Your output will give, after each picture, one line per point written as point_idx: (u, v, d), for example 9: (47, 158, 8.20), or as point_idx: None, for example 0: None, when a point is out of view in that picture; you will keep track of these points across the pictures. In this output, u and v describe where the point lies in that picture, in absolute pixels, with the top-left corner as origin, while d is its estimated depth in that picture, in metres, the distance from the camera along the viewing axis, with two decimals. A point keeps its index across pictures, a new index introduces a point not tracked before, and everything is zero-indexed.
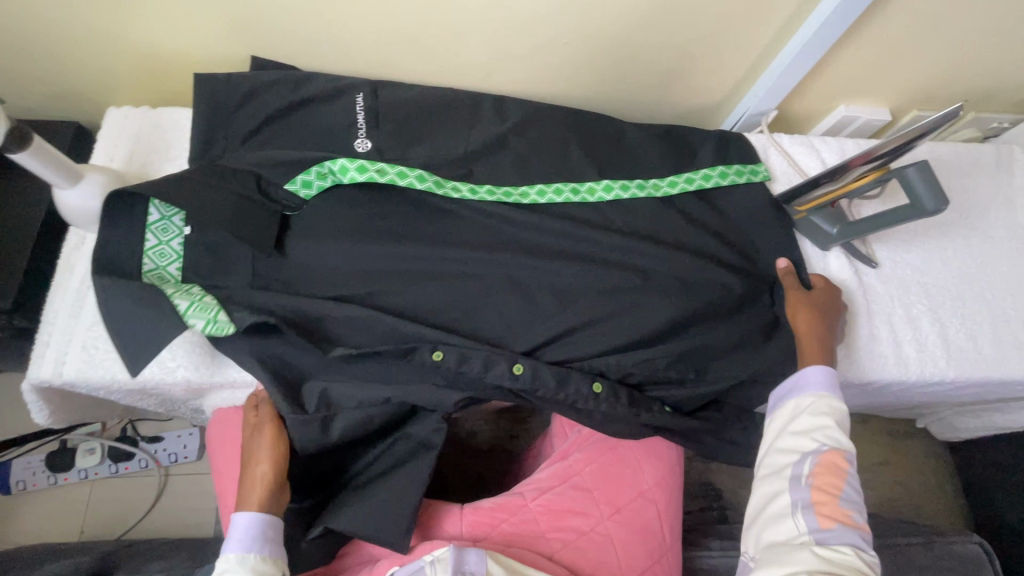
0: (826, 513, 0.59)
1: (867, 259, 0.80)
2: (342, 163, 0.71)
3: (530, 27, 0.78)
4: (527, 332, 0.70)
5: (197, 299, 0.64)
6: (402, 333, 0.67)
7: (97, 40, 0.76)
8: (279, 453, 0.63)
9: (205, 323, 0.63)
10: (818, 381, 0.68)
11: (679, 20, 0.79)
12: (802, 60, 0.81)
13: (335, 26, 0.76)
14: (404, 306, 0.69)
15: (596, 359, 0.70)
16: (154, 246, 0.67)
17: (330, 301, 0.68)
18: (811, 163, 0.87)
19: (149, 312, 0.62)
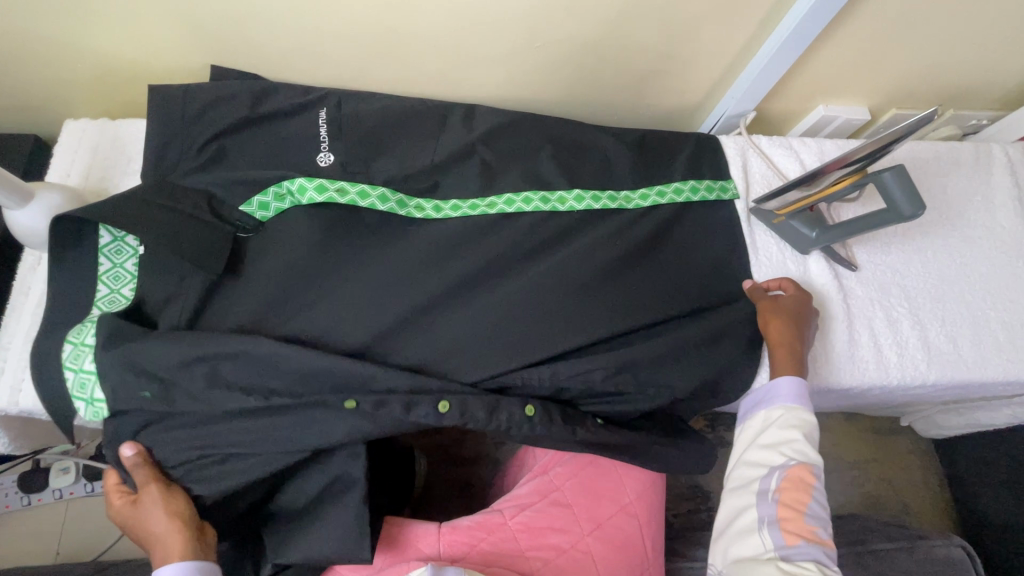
0: (791, 530, 0.62)
1: (847, 262, 0.79)
2: (300, 183, 0.69)
3: (499, 32, 0.76)
4: (487, 350, 0.68)
5: (79, 371, 0.61)
6: (322, 367, 0.62)
7: (48, 52, 0.73)
8: (175, 512, 0.60)
9: (84, 406, 0.61)
10: (788, 394, 0.69)
11: (651, 23, 0.77)
12: (778, 61, 0.80)
13: (298, 34, 0.74)
14: (348, 329, 0.67)
15: (544, 378, 0.68)
16: (108, 270, 0.67)
17: (242, 334, 0.62)
18: (790, 165, 0.86)
19: (64, 365, 0.61)
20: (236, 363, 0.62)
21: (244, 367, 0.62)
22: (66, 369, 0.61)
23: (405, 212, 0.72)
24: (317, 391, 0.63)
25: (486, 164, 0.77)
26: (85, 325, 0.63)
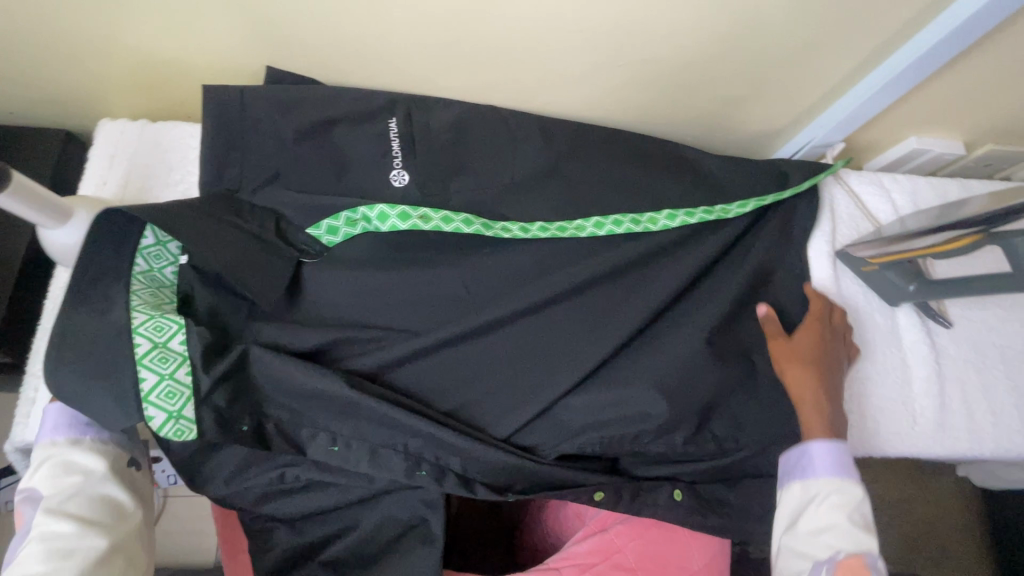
0: None
1: (941, 318, 0.73)
2: (381, 210, 0.65)
3: (582, 47, 0.69)
4: (562, 386, 0.64)
5: (166, 378, 0.55)
6: (390, 419, 0.60)
7: (88, 45, 0.66)
8: None
9: (166, 420, 0.55)
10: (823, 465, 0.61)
11: (751, 44, 0.70)
12: (886, 92, 0.72)
13: (363, 40, 0.67)
14: (424, 370, 0.64)
15: (615, 438, 0.65)
16: (145, 272, 0.59)
17: (315, 373, 0.59)
18: (879, 207, 0.79)
19: (145, 364, 0.54)
20: (309, 408, 0.61)
21: (315, 407, 0.61)
22: (148, 369, 0.54)
23: (491, 234, 0.67)
24: (384, 441, 0.61)
25: (560, 191, 0.71)
26: (166, 323, 0.56)
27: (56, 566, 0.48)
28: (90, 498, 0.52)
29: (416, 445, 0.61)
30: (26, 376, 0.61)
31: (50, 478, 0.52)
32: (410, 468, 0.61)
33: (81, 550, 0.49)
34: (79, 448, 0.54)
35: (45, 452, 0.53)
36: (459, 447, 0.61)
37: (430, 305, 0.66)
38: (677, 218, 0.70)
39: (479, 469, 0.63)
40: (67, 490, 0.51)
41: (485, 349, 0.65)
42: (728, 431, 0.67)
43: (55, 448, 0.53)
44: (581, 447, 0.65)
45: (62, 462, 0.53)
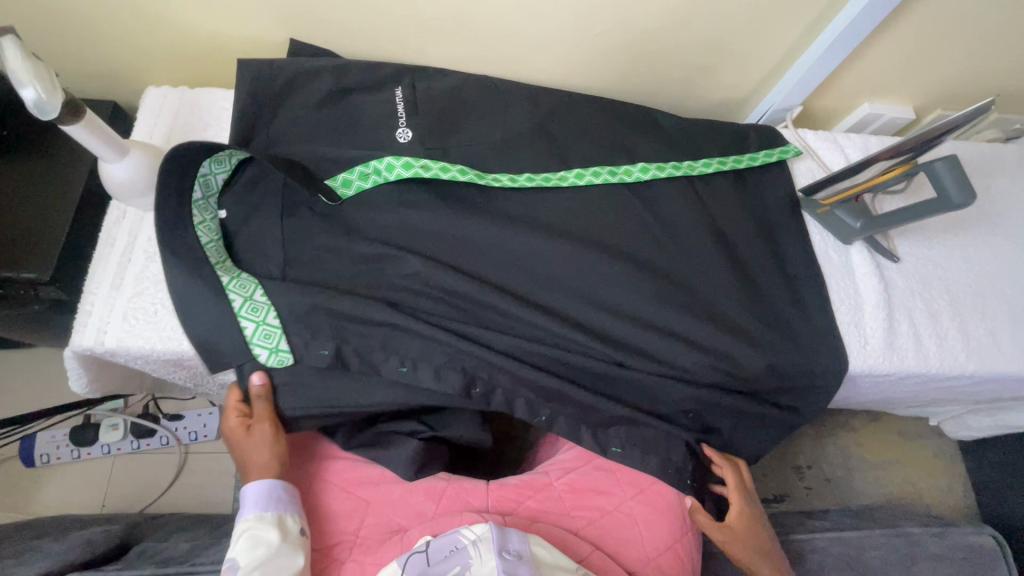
0: None
1: (889, 253, 0.81)
2: (388, 161, 0.75)
3: (564, 19, 0.79)
4: (554, 298, 0.74)
5: (261, 323, 0.67)
6: (453, 343, 0.70)
7: (141, 22, 0.78)
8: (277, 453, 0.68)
9: (268, 353, 0.67)
10: None
11: (712, 13, 0.80)
12: (834, 53, 0.82)
13: (375, 14, 0.78)
14: (469, 287, 0.72)
15: (608, 351, 0.72)
16: (202, 222, 0.69)
17: (379, 306, 0.68)
18: (835, 159, 0.88)
19: (242, 316, 0.66)
20: (333, 321, 0.68)
21: (383, 333, 0.69)
22: (244, 319, 0.66)
23: (485, 183, 0.77)
24: (447, 362, 0.70)
25: (549, 145, 0.81)
26: (249, 281, 0.68)
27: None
28: (272, 566, 0.59)
29: (476, 365, 0.71)
30: (83, 296, 0.70)
31: (246, 550, 0.60)
32: (466, 385, 0.71)
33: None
34: (268, 523, 0.62)
35: (247, 527, 0.62)
36: (502, 363, 0.70)
37: (435, 241, 0.75)
38: (650, 171, 0.81)
39: (511, 384, 0.72)
40: (257, 562, 0.59)
41: (482, 279, 0.74)
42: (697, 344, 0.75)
43: (253, 522, 0.63)
44: (570, 361, 0.72)
45: (256, 536, 0.61)
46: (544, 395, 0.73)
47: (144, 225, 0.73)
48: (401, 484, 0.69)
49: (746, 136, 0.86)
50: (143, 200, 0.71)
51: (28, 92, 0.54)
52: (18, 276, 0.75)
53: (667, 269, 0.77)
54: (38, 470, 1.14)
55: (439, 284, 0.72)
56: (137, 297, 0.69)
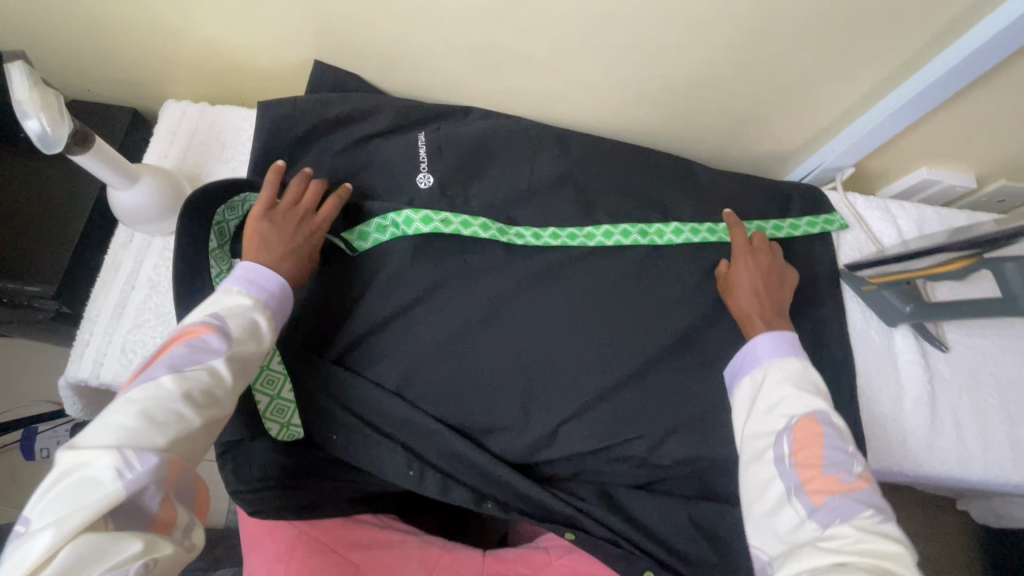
0: (818, 490, 0.52)
1: (938, 341, 0.75)
2: (407, 215, 0.70)
3: (607, 59, 0.74)
4: (566, 364, 0.69)
5: (275, 398, 0.65)
6: (451, 447, 0.67)
7: (165, 35, 0.75)
8: (299, 246, 0.62)
9: (280, 428, 0.65)
10: (768, 352, 0.63)
11: (766, 66, 0.74)
12: (901, 116, 0.76)
13: (407, 43, 0.74)
14: (480, 355, 0.69)
15: (616, 431, 0.68)
16: (218, 274, 0.66)
17: (382, 394, 0.67)
18: (886, 232, 0.81)
19: (258, 390, 0.63)
20: (341, 414, 0.66)
21: (377, 427, 0.67)
22: (259, 393, 0.63)
23: (504, 240, 0.72)
24: (447, 469, 0.67)
25: (578, 193, 0.77)
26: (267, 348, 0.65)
27: (209, 394, 0.48)
28: (245, 370, 0.52)
29: (473, 468, 0.67)
30: (84, 322, 0.68)
31: (243, 331, 0.52)
32: (477, 499, 0.66)
33: (223, 403, 0.49)
34: (258, 309, 0.54)
35: (246, 308, 0.54)
36: (498, 476, 0.66)
37: (449, 303, 0.71)
38: (682, 234, 0.76)
39: (510, 496, 0.67)
40: (241, 349, 0.51)
41: (496, 357, 0.69)
42: (713, 430, 0.70)
43: (256, 312, 0.54)
44: (575, 445, 0.68)
45: (244, 319, 0.53)
46: (548, 507, 0.66)
47: (150, 252, 0.70)
48: (403, 549, 0.65)
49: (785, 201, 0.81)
50: (152, 227, 0.68)
51: (31, 124, 0.51)
52: (22, 288, 0.73)
53: (692, 340, 0.73)
54: (38, 462, 1.14)
55: (440, 351, 0.69)
56: (137, 330, 0.67)
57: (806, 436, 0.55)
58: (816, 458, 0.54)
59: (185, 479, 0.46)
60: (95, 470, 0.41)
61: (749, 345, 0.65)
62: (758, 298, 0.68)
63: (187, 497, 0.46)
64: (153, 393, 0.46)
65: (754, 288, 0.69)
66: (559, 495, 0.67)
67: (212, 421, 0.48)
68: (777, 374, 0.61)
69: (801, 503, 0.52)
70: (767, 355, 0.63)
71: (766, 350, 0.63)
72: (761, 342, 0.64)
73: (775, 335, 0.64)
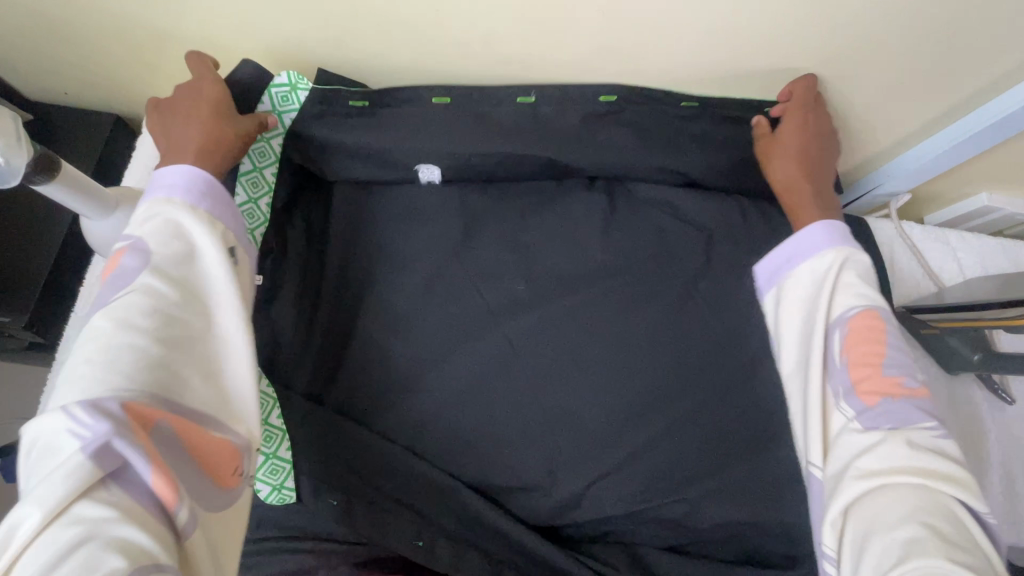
0: (870, 390, 0.51)
1: (1004, 393, 0.68)
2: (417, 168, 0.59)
3: (646, 72, 0.65)
4: (594, 416, 0.63)
5: (267, 457, 0.58)
6: (471, 512, 0.59)
7: (149, 38, 0.66)
8: (213, 128, 0.57)
9: (270, 490, 0.58)
10: (823, 240, 0.59)
11: (823, 84, 0.66)
12: (970, 144, 0.68)
13: (419, 53, 0.65)
14: (501, 406, 0.62)
15: (648, 491, 0.62)
16: None
17: (397, 448, 0.60)
18: (945, 266, 0.74)
19: None
20: (345, 477, 0.59)
21: (386, 490, 0.59)
22: None
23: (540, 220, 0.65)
24: (464, 537, 0.60)
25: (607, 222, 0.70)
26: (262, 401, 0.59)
27: (149, 313, 0.45)
28: (188, 271, 0.49)
29: (494, 534, 0.59)
30: (55, 364, 0.62)
31: (162, 236, 0.49)
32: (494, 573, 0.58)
33: (173, 314, 0.46)
34: (181, 207, 0.51)
35: (158, 208, 0.51)
36: (521, 545, 0.59)
37: (465, 345, 0.64)
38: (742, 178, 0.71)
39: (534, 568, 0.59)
40: (172, 255, 0.48)
41: (516, 406, 0.62)
42: (755, 490, 0.63)
43: (179, 214, 0.50)
44: (606, 508, 0.61)
45: (169, 222, 0.50)
46: None
47: None
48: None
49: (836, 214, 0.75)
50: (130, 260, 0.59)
51: None
52: None
53: (734, 388, 0.66)
54: None
55: (458, 399, 0.62)
56: None
57: (862, 332, 0.54)
58: (876, 356, 0.52)
59: (168, 433, 0.42)
60: (53, 435, 0.39)
61: (791, 237, 0.61)
62: (797, 173, 0.65)
63: (179, 457, 0.42)
64: (94, 340, 0.43)
65: (798, 115, 0.64)
66: (587, 564, 0.59)
67: (160, 337, 0.45)
68: (837, 267, 0.58)
69: (850, 406, 0.52)
70: (823, 242, 0.59)
71: (811, 241, 0.60)
72: (815, 231, 0.60)
73: (814, 228, 0.60)
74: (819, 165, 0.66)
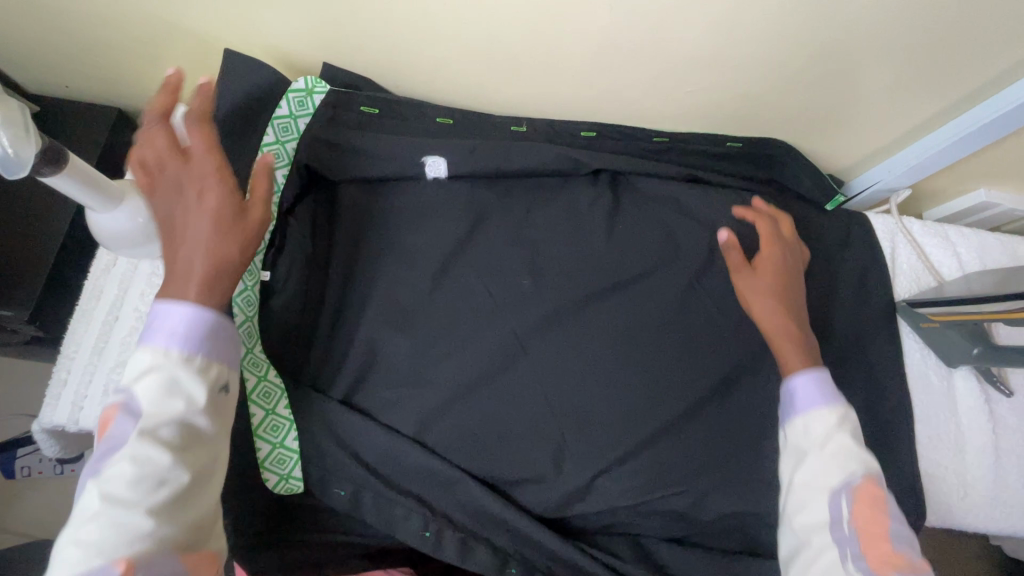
0: (880, 558, 0.44)
1: (1002, 386, 0.69)
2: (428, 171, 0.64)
3: (650, 66, 0.65)
4: (597, 409, 0.63)
5: (276, 446, 0.58)
6: (481, 507, 0.59)
7: (150, 30, 0.66)
8: (245, 238, 0.45)
9: (277, 480, 0.58)
10: (814, 394, 0.54)
11: (827, 79, 0.66)
12: (979, 136, 0.67)
13: (421, 47, 0.64)
14: (507, 400, 0.62)
15: (651, 484, 0.62)
16: (241, 291, 0.60)
17: (406, 443, 0.59)
18: (944, 261, 0.75)
19: (262, 436, 0.58)
20: (352, 469, 0.58)
21: (395, 483, 0.60)
22: (261, 440, 0.57)
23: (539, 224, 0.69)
24: (473, 530, 0.60)
25: (609, 217, 0.70)
26: (273, 389, 0.58)
27: (148, 495, 0.39)
28: (185, 430, 0.41)
29: (502, 526, 0.60)
30: (59, 357, 0.62)
31: (155, 395, 0.41)
32: (500, 563, 0.60)
33: (170, 474, 0.40)
34: (190, 371, 0.42)
35: (152, 365, 0.41)
36: (529, 536, 0.59)
37: (472, 340, 0.64)
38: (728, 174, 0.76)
39: (542, 558, 0.60)
40: (169, 419, 0.41)
41: (521, 400, 0.63)
42: (757, 482, 0.64)
43: (169, 367, 0.41)
44: (610, 501, 0.62)
45: (169, 383, 0.41)
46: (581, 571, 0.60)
47: (135, 276, 0.62)
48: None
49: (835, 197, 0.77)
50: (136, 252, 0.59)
51: None
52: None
53: (736, 381, 0.66)
54: None
55: (463, 392, 0.62)
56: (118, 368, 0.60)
57: (867, 497, 0.48)
58: (881, 527, 0.46)
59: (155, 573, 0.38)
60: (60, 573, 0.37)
61: (782, 391, 0.56)
62: (781, 301, 0.60)
63: None
64: (82, 527, 0.37)
65: (774, 252, 0.64)
66: (592, 554, 0.60)
67: (157, 507, 0.39)
68: (830, 424, 0.52)
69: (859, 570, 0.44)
70: (816, 397, 0.53)
71: (801, 395, 0.54)
72: (803, 379, 0.54)
73: (807, 381, 0.54)
74: (796, 296, 0.62)
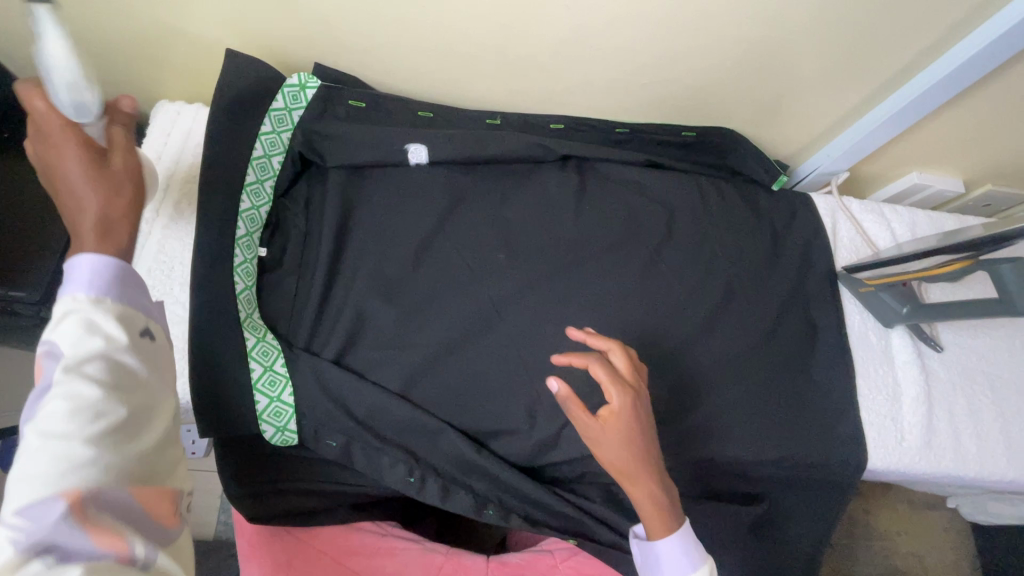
0: None
1: (933, 342, 0.76)
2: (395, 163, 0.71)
3: (608, 61, 0.72)
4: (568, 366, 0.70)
5: (274, 400, 0.63)
6: (463, 456, 0.65)
7: (156, 34, 0.72)
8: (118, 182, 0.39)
9: (274, 432, 0.63)
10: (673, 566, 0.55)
11: (764, 70, 0.74)
12: (912, 111, 0.75)
13: (402, 46, 0.71)
14: (485, 359, 0.69)
15: None
16: (241, 263, 0.66)
17: (393, 398, 0.64)
18: (880, 234, 0.83)
19: (259, 390, 0.62)
20: (341, 420, 0.64)
21: (383, 435, 0.65)
22: (260, 393, 0.62)
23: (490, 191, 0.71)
24: (457, 475, 0.66)
25: (577, 196, 0.78)
26: (271, 349, 0.64)
27: (78, 426, 0.32)
28: (119, 367, 0.35)
29: (483, 473, 0.65)
30: None
31: (74, 336, 0.34)
32: (478, 507, 0.65)
33: (108, 410, 0.34)
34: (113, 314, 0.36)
35: (62, 310, 0.35)
36: (506, 481, 0.65)
37: (453, 306, 0.70)
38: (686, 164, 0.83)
39: (520, 503, 0.66)
40: (92, 356, 0.34)
41: (498, 359, 0.69)
42: (714, 431, 0.70)
43: (88, 309, 0.35)
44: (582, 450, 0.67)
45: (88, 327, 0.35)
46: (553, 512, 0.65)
47: (143, 250, 0.70)
48: (402, 558, 0.63)
49: (779, 179, 0.83)
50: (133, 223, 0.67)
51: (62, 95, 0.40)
52: (10, 293, 0.71)
53: (695, 341, 0.73)
54: None
55: (445, 353, 0.68)
56: None
57: None
58: None
59: (105, 492, 0.32)
60: None
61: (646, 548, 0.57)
62: (625, 450, 0.54)
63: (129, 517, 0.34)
64: (25, 460, 0.32)
65: (621, 400, 0.54)
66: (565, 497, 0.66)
67: (97, 440, 0.33)
68: None
69: None
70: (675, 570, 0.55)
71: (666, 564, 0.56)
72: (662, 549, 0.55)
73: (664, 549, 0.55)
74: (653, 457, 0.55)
